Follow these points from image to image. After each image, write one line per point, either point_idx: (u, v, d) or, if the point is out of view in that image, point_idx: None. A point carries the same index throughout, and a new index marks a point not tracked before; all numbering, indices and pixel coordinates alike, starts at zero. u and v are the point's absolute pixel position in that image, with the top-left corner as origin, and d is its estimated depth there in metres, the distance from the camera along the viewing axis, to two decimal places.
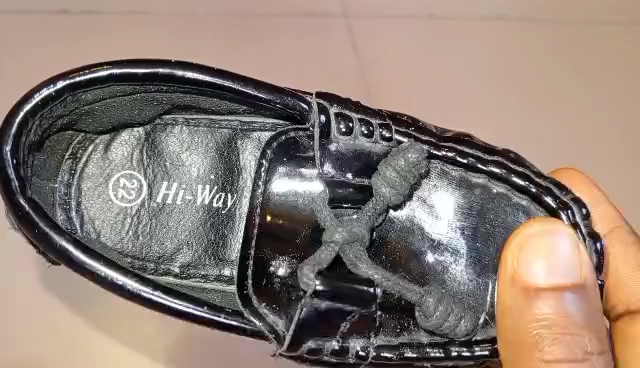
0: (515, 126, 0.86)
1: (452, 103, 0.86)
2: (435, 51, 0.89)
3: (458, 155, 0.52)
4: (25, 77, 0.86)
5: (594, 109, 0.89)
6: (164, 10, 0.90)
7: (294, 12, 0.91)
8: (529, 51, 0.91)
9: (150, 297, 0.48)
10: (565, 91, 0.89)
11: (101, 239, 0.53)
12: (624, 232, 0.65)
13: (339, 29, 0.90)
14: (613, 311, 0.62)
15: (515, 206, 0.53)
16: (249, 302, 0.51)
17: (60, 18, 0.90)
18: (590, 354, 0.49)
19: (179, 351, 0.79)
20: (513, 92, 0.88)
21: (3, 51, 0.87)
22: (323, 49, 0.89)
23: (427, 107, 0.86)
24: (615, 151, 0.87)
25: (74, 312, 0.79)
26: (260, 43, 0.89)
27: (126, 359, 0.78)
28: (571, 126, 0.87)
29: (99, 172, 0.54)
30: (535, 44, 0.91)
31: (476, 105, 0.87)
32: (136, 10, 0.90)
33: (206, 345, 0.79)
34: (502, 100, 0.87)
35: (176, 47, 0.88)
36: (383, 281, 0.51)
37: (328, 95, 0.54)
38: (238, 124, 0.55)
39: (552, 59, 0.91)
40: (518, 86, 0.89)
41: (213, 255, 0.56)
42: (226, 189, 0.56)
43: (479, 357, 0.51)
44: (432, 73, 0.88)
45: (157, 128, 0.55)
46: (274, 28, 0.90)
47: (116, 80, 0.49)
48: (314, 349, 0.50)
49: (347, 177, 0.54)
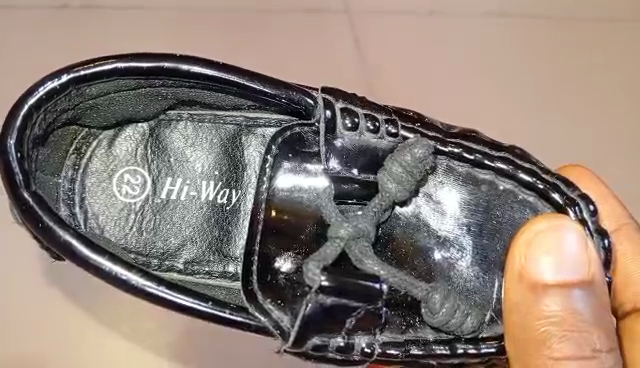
0: (514, 121, 0.94)
1: (450, 97, 0.94)
2: (427, 45, 0.98)
3: (465, 151, 0.52)
4: (25, 75, 0.92)
5: (588, 103, 0.97)
6: (165, 6, 0.98)
7: (295, 8, 0.98)
8: (520, 46, 0.99)
9: (154, 293, 0.47)
10: (563, 88, 0.97)
11: (105, 234, 0.55)
12: (631, 230, 0.65)
13: (339, 24, 0.98)
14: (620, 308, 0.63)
15: (523, 203, 0.53)
16: (254, 298, 0.51)
17: (59, 12, 0.97)
18: (598, 351, 0.48)
19: (180, 346, 0.83)
20: (513, 88, 0.96)
21: (4, 47, 0.94)
22: (325, 46, 0.96)
23: (427, 102, 0.94)
24: (608, 144, 0.95)
25: (76, 307, 0.83)
26: (262, 39, 0.97)
27: (127, 357, 0.82)
28: (567, 121, 0.95)
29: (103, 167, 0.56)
30: (525, 39, 0.99)
31: (475, 100, 0.95)
32: (136, 5, 0.97)
33: (207, 340, 0.84)
34: (502, 96, 0.95)
35: (178, 41, 0.96)
36: (389, 278, 0.50)
37: (334, 90, 0.54)
38: (243, 120, 0.57)
39: (544, 53, 0.99)
40: (517, 82, 0.97)
41: (217, 250, 0.57)
42: (230, 185, 0.58)
43: (485, 354, 0.51)
44: (425, 67, 0.96)
45: (161, 124, 0.57)
46: (272, 24, 0.98)
47: (120, 75, 0.49)
48: (319, 345, 0.49)
49: (353, 173, 0.54)
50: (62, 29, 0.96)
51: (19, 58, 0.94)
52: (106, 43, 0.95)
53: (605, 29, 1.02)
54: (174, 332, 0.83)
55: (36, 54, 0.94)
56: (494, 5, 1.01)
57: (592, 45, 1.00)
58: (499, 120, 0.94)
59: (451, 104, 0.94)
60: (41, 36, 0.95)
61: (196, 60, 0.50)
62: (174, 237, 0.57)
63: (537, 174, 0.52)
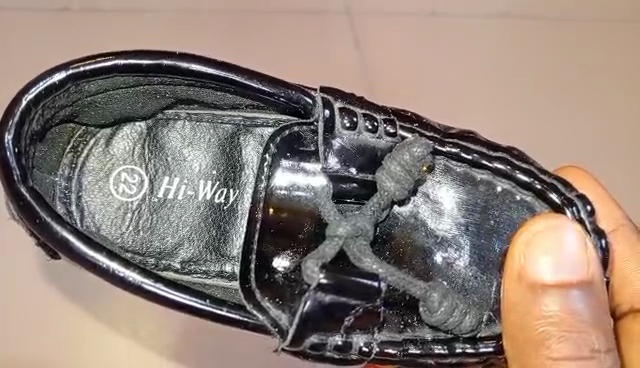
0: (516, 121, 0.94)
1: (453, 97, 0.94)
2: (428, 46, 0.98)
3: (463, 151, 0.52)
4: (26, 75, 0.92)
5: (590, 104, 0.97)
6: (166, 8, 0.98)
7: (296, 10, 0.99)
8: (520, 48, 0.99)
9: (151, 290, 0.48)
10: (564, 88, 0.97)
11: (102, 232, 0.56)
12: (628, 231, 0.66)
13: (340, 25, 0.98)
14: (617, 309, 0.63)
15: (520, 203, 0.53)
16: (252, 296, 0.50)
17: (60, 14, 0.97)
18: (597, 351, 0.48)
19: (179, 346, 0.82)
20: (514, 88, 0.96)
21: (5, 49, 0.94)
22: (327, 46, 0.97)
23: (429, 102, 0.94)
24: (610, 144, 0.95)
25: (75, 306, 0.83)
26: (263, 40, 0.97)
27: (127, 355, 0.82)
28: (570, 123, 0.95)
29: (100, 165, 0.57)
30: (527, 41, 0.99)
31: (477, 100, 0.94)
32: (136, 7, 0.97)
33: (207, 338, 0.83)
34: (504, 96, 0.95)
35: (180, 42, 0.96)
36: (388, 276, 0.49)
37: (331, 90, 0.54)
38: (241, 120, 0.57)
39: (546, 54, 0.99)
40: (518, 83, 0.97)
41: (214, 250, 0.58)
42: (227, 185, 0.58)
43: (483, 354, 0.51)
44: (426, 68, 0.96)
45: (158, 123, 0.57)
46: (272, 25, 0.98)
47: (119, 72, 0.49)
48: (317, 344, 0.49)
49: (351, 172, 0.54)
50: (63, 31, 0.96)
51: (20, 60, 0.94)
52: (108, 44, 0.95)
53: (606, 29, 1.01)
54: (173, 333, 0.83)
55: (37, 55, 0.94)
56: (494, 7, 1.01)
57: (593, 44, 1.00)
58: (501, 119, 0.94)
59: (453, 104, 0.94)
60: (43, 38, 0.95)
61: (196, 58, 0.50)
62: (171, 236, 0.57)
63: (534, 175, 0.52)
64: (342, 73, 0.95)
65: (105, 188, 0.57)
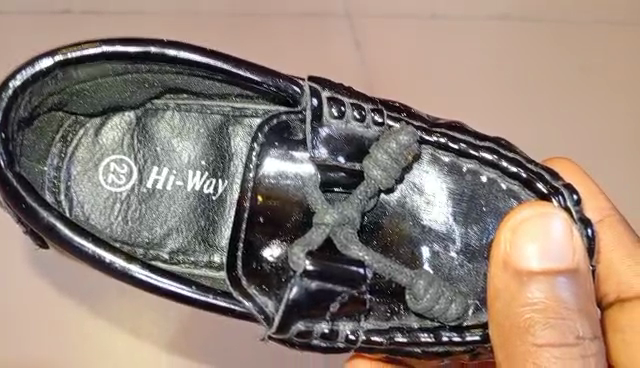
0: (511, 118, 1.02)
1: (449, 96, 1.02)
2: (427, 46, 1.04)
3: (450, 141, 0.52)
4: None
5: (583, 105, 1.04)
6: (170, 8, 1.02)
7: (304, 11, 1.05)
8: (523, 47, 1.05)
9: (138, 277, 0.48)
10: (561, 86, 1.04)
11: (90, 222, 0.55)
12: (616, 221, 0.65)
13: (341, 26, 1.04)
14: (604, 298, 0.64)
15: (507, 191, 0.53)
16: (238, 283, 0.51)
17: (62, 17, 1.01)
18: (581, 339, 0.47)
19: (175, 338, 0.95)
20: (510, 89, 1.03)
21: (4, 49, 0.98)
22: (328, 49, 1.03)
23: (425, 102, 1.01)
24: (600, 144, 1.04)
25: (77, 304, 0.94)
26: (267, 41, 1.02)
27: (124, 350, 0.94)
28: (562, 122, 1.03)
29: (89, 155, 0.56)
30: (526, 41, 1.05)
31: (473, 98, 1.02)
32: (135, 9, 1.01)
33: (202, 329, 0.95)
34: (500, 94, 1.03)
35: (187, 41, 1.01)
36: (373, 263, 0.50)
37: (319, 79, 0.54)
38: (231, 110, 0.57)
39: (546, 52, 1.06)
40: (517, 82, 1.04)
41: (202, 240, 0.58)
42: (216, 175, 0.58)
43: (469, 342, 0.51)
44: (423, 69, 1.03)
45: (148, 113, 0.57)
46: (275, 29, 1.03)
47: (106, 58, 0.49)
48: (303, 331, 0.49)
49: (339, 161, 0.54)
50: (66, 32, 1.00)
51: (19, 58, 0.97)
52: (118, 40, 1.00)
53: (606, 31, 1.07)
54: (168, 328, 0.95)
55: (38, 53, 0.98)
56: (494, 9, 1.06)
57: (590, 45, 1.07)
58: (496, 116, 1.02)
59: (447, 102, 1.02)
60: (44, 38, 0.99)
61: (185, 45, 0.50)
62: (159, 226, 0.57)
63: (520, 163, 0.52)
64: (348, 72, 1.02)
65: (94, 177, 0.56)
